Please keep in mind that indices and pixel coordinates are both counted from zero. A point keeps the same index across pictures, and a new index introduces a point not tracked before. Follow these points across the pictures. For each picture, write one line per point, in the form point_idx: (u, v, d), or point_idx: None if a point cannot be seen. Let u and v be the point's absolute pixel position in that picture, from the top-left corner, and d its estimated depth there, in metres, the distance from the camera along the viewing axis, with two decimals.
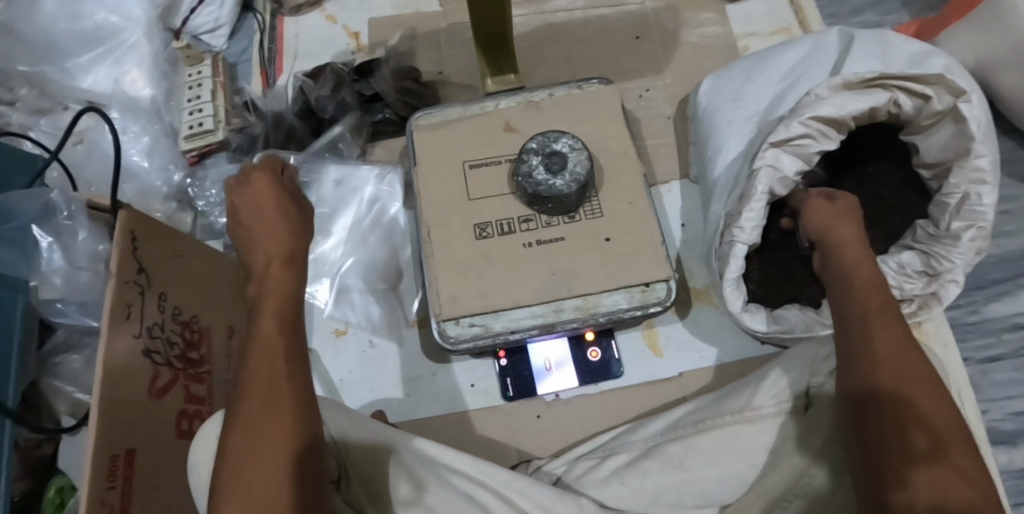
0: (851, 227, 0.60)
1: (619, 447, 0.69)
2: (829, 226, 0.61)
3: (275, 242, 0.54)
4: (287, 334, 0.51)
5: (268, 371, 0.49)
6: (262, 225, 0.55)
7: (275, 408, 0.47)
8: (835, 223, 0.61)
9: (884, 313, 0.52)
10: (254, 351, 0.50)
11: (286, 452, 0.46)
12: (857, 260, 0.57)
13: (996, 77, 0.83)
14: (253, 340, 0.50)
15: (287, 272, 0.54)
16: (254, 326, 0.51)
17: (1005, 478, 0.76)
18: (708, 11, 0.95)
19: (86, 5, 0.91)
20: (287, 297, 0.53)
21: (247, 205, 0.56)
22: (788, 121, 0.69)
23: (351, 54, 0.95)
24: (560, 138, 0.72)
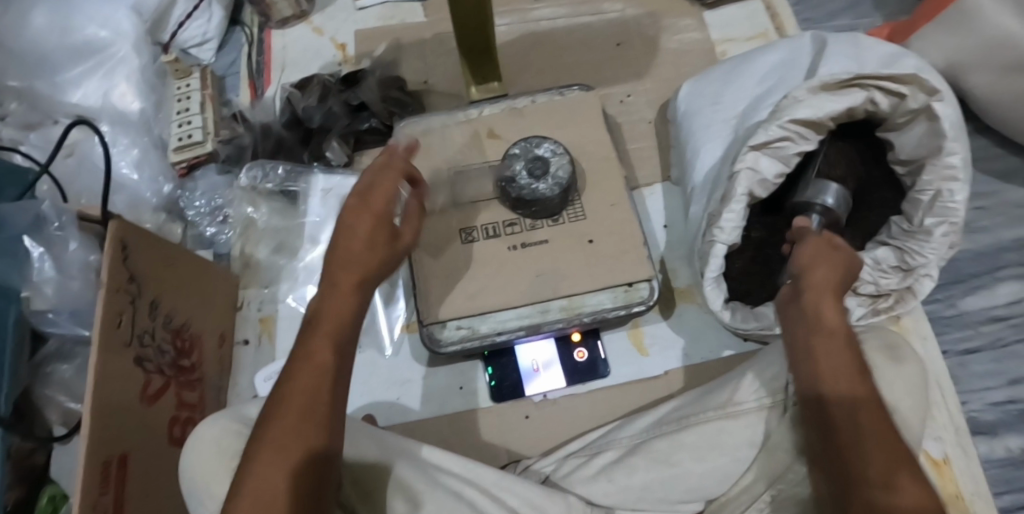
0: (834, 269, 0.53)
1: (606, 444, 0.70)
2: (811, 266, 0.53)
3: (360, 255, 0.52)
4: (338, 361, 0.50)
5: (310, 393, 0.48)
6: (359, 231, 0.52)
7: (308, 433, 0.47)
8: (823, 261, 0.53)
9: (851, 364, 0.50)
10: (301, 370, 0.49)
11: (309, 478, 0.46)
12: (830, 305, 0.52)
13: (966, 77, 0.86)
14: (303, 355, 0.49)
15: (358, 295, 0.52)
16: (307, 338, 0.50)
17: (986, 467, 0.77)
18: (687, 18, 0.97)
19: (75, 20, 0.92)
20: (347, 320, 0.51)
21: (354, 204, 0.54)
22: (767, 124, 0.71)
23: (337, 65, 0.96)
24: (542, 144, 0.74)
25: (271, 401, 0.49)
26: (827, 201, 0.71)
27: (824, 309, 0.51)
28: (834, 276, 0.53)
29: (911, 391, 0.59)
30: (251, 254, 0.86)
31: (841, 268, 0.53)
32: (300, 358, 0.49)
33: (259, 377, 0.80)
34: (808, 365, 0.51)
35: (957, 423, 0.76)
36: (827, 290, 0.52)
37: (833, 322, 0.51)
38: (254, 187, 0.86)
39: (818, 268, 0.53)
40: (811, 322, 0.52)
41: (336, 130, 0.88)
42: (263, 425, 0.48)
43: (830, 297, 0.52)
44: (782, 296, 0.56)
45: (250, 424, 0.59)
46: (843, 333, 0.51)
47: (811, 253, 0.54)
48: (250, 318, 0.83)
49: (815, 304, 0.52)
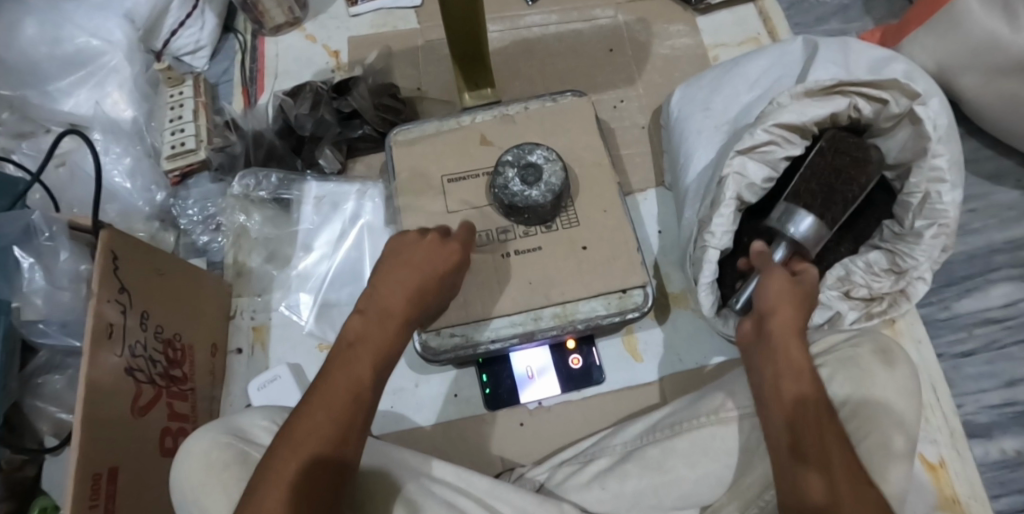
0: (797, 305, 0.57)
1: (599, 451, 0.69)
2: (776, 302, 0.57)
3: (418, 295, 0.57)
4: (376, 384, 0.53)
5: (345, 408, 0.51)
6: (427, 273, 0.58)
7: (331, 441, 0.50)
8: (784, 295, 0.57)
9: (808, 385, 0.54)
10: (336, 389, 0.51)
11: (329, 482, 0.49)
12: (791, 338, 0.56)
13: (956, 80, 0.86)
14: (340, 376, 0.52)
15: (403, 329, 0.56)
16: (348, 361, 0.53)
17: (982, 470, 0.77)
18: (679, 23, 0.97)
19: (66, 29, 0.92)
20: (390, 349, 0.54)
21: (427, 243, 0.60)
22: (753, 128, 0.72)
23: (330, 72, 0.96)
24: (535, 150, 0.74)
25: (299, 412, 0.51)
26: (795, 233, 0.70)
27: (788, 344, 0.55)
28: (796, 309, 0.57)
29: (901, 394, 0.59)
30: (244, 262, 0.85)
31: (803, 300, 0.58)
32: (338, 378, 0.52)
33: (253, 386, 0.77)
34: (774, 391, 0.54)
35: (951, 426, 0.76)
36: (789, 323, 0.56)
37: (794, 352, 0.55)
38: (247, 195, 0.86)
39: (781, 303, 0.57)
40: (779, 355, 0.55)
41: (328, 138, 0.88)
42: (288, 430, 0.50)
43: (794, 335, 0.56)
44: (743, 327, 0.59)
45: (239, 437, 0.58)
46: (806, 364, 0.54)
47: (775, 287, 0.58)
48: (242, 327, 0.83)
49: (782, 339, 0.56)
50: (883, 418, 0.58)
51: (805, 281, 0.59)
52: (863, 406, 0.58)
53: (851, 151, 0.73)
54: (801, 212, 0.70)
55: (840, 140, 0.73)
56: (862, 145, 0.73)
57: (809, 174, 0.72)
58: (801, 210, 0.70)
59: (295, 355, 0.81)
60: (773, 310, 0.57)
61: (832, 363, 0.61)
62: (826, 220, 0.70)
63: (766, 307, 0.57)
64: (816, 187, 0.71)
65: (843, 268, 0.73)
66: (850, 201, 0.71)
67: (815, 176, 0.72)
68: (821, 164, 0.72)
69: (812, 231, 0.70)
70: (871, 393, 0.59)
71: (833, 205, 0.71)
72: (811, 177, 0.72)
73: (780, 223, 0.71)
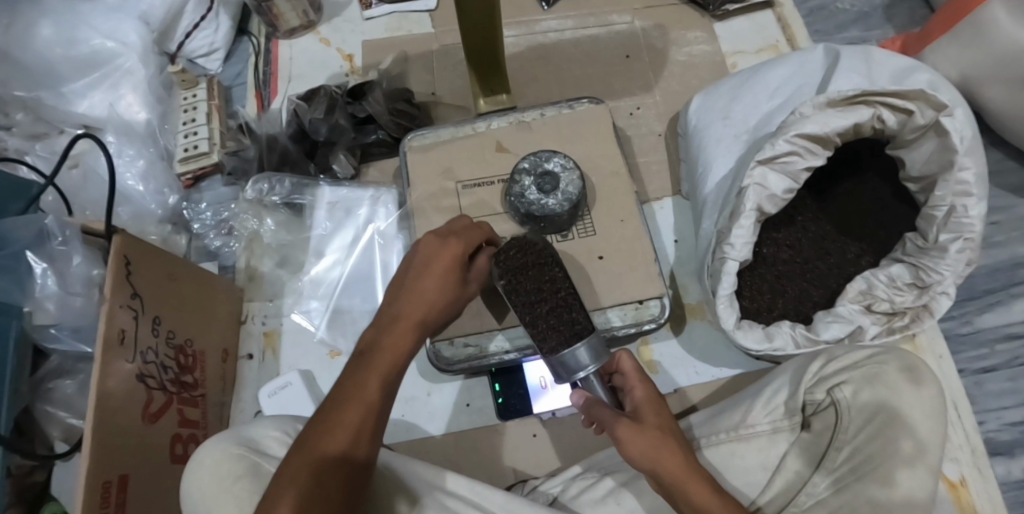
0: (659, 434, 0.51)
1: (615, 466, 0.68)
2: (648, 455, 0.50)
3: (426, 303, 0.56)
4: (386, 393, 0.51)
5: (358, 413, 0.49)
6: (438, 278, 0.57)
7: (345, 440, 0.49)
8: (655, 445, 0.50)
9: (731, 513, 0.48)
10: (350, 397, 0.50)
11: (341, 486, 0.47)
12: (674, 463, 0.49)
13: (980, 90, 0.84)
14: (352, 386, 0.51)
15: (413, 335, 0.55)
16: (364, 365, 0.52)
17: (1004, 489, 0.75)
18: (697, 30, 0.96)
19: (81, 31, 0.91)
20: (400, 358, 0.53)
21: (429, 253, 0.58)
22: (774, 139, 0.71)
23: (344, 76, 0.95)
24: (552, 158, 0.73)
25: (316, 416, 0.50)
26: (590, 369, 0.55)
27: (699, 485, 0.48)
28: (675, 444, 0.50)
29: (930, 414, 0.57)
30: (256, 267, 0.85)
31: (670, 430, 0.52)
32: (350, 387, 0.51)
33: (264, 393, 0.77)
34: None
35: (973, 444, 0.75)
36: (681, 467, 0.49)
37: (702, 489, 0.48)
38: (261, 200, 0.85)
39: (663, 452, 0.50)
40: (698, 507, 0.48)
41: (342, 143, 0.87)
42: (308, 437, 0.49)
43: (683, 472, 0.49)
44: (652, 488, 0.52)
45: (250, 448, 0.57)
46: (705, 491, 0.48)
47: (638, 441, 0.50)
48: (254, 332, 0.82)
49: (673, 481, 0.49)
50: (907, 436, 0.56)
51: (649, 414, 0.52)
52: (887, 425, 0.57)
53: (519, 259, 0.59)
54: (578, 350, 0.55)
55: (516, 273, 0.59)
56: (519, 244, 0.60)
57: (535, 321, 0.57)
58: (574, 348, 0.55)
59: (306, 361, 0.81)
60: (660, 463, 0.49)
61: (857, 380, 0.61)
62: (590, 330, 0.57)
63: (653, 466, 0.50)
64: (546, 320, 0.57)
65: (865, 281, 0.73)
66: (575, 296, 0.59)
67: (540, 318, 0.57)
68: (523, 282, 0.58)
69: (594, 354, 0.55)
70: (897, 411, 0.58)
71: (572, 320, 0.57)
72: (536, 318, 0.57)
73: (571, 379, 0.56)
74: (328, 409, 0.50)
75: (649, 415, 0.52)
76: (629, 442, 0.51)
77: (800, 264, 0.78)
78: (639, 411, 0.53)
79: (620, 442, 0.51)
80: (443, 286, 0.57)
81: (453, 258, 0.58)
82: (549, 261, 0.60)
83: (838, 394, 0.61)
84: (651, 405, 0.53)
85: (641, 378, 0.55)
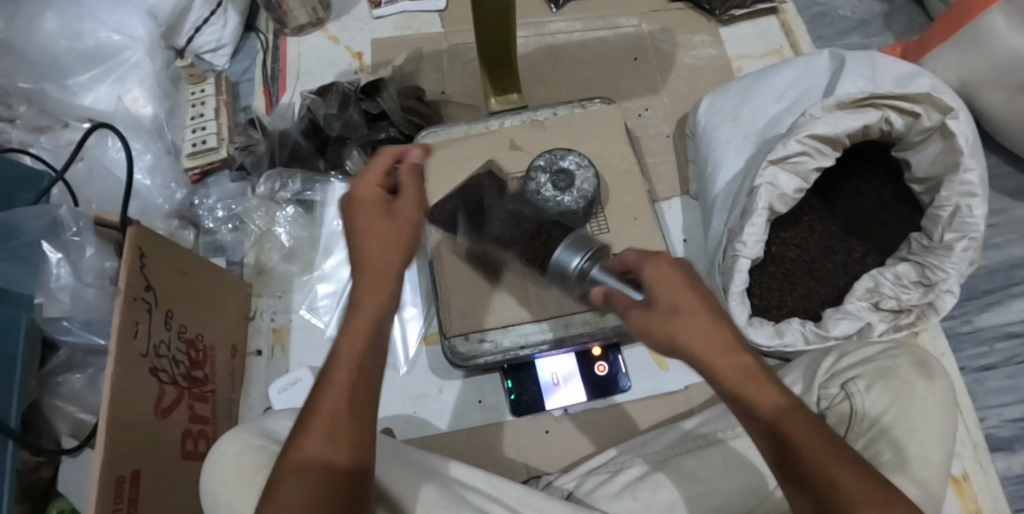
0: (669, 305, 0.45)
1: (629, 462, 0.69)
2: (657, 330, 0.45)
3: (385, 272, 0.49)
4: (360, 374, 0.46)
5: (332, 400, 0.45)
6: (368, 231, 0.50)
7: (324, 441, 0.44)
8: (665, 321, 0.45)
9: (769, 392, 0.42)
10: (322, 386, 0.45)
11: (337, 495, 0.43)
12: (683, 336, 0.44)
13: (978, 96, 0.87)
14: (324, 377, 0.46)
15: (378, 305, 0.48)
16: (333, 353, 0.46)
17: (1005, 484, 0.77)
18: (702, 34, 0.98)
19: (87, 24, 0.91)
20: (370, 336, 0.47)
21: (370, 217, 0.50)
22: (786, 139, 0.72)
23: (354, 74, 0.95)
24: (566, 156, 0.75)
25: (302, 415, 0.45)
26: (580, 260, 0.54)
27: (725, 367, 0.43)
28: (688, 316, 0.44)
29: (942, 407, 0.58)
30: (264, 261, 0.84)
31: (685, 306, 0.45)
32: (323, 376, 0.46)
33: (273, 389, 0.76)
34: (750, 426, 0.43)
35: (975, 440, 0.76)
36: (699, 350, 0.43)
37: (729, 370, 0.43)
38: (272, 195, 0.86)
39: (669, 327, 0.44)
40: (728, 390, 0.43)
41: (355, 138, 0.87)
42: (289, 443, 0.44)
43: (694, 345, 0.44)
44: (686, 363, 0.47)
45: (270, 439, 0.56)
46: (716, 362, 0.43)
47: (654, 330, 0.45)
48: (262, 328, 0.82)
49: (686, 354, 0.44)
50: (921, 430, 0.57)
51: (661, 294, 0.46)
52: (903, 417, 0.58)
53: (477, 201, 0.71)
54: (557, 253, 0.56)
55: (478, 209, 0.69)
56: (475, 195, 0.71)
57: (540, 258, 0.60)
58: (554, 253, 0.56)
59: (315, 358, 0.80)
60: (677, 350, 0.44)
61: (869, 374, 0.61)
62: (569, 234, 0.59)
63: (674, 351, 0.45)
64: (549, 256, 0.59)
65: (872, 280, 0.74)
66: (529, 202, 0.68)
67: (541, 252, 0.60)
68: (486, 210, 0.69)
69: (574, 244, 0.55)
70: (911, 403, 0.58)
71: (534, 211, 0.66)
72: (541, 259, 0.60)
73: (579, 285, 0.55)
74: (307, 405, 0.45)
75: (658, 296, 0.46)
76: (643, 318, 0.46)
77: (807, 262, 0.80)
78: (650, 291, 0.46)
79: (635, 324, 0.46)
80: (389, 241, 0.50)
81: (376, 209, 0.51)
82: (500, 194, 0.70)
83: (852, 388, 0.61)
84: (662, 280, 0.46)
85: (647, 256, 0.48)
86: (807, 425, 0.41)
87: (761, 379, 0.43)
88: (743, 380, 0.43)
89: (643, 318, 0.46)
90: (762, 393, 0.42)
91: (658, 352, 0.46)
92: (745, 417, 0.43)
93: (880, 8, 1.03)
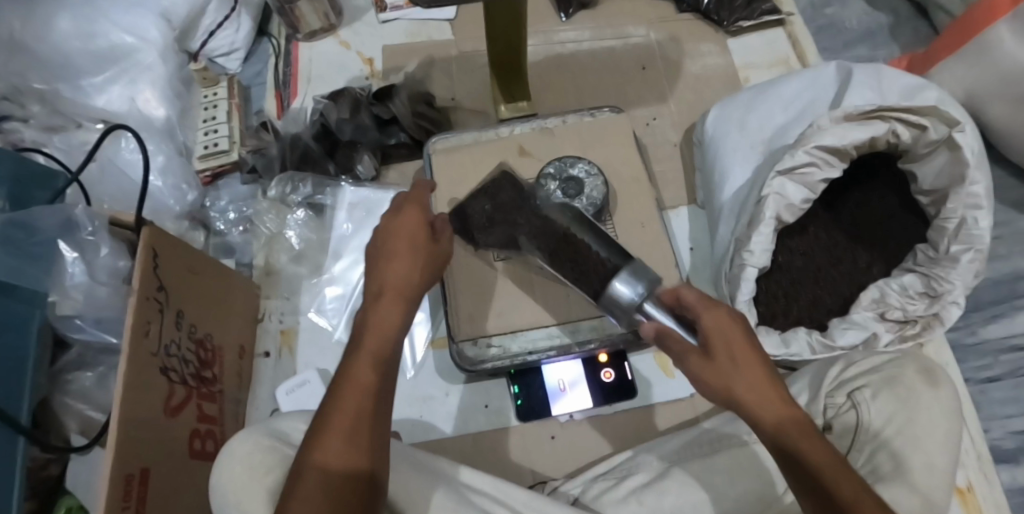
0: (727, 353, 0.49)
1: (635, 467, 0.69)
2: (713, 377, 0.49)
3: (405, 268, 0.53)
4: (382, 374, 0.48)
5: (356, 401, 0.46)
6: (405, 240, 0.54)
7: (346, 437, 0.45)
8: (722, 370, 0.49)
9: (813, 441, 0.46)
10: (344, 386, 0.47)
11: (354, 493, 0.44)
12: (739, 383, 0.48)
13: (984, 109, 0.88)
14: (346, 374, 0.48)
15: (399, 308, 0.51)
16: (356, 352, 0.49)
17: (1009, 495, 0.78)
18: (710, 44, 0.99)
19: (101, 25, 0.92)
20: (390, 342, 0.50)
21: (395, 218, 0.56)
22: (793, 150, 0.73)
23: (364, 79, 0.96)
24: (576, 164, 0.76)
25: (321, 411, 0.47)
26: (641, 294, 0.55)
27: (778, 414, 0.47)
28: (744, 366, 0.48)
29: (946, 415, 0.58)
30: (274, 262, 0.85)
31: (743, 356, 0.49)
32: (344, 376, 0.48)
33: (281, 390, 0.76)
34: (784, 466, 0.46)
35: (979, 451, 0.76)
36: (755, 399, 0.47)
37: (778, 418, 0.47)
38: (282, 198, 0.87)
39: (725, 375, 0.48)
40: (773, 435, 0.47)
41: (365, 143, 0.88)
42: (308, 445, 0.45)
43: (748, 392, 0.48)
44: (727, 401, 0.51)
45: (280, 440, 0.57)
46: (764, 408, 0.47)
47: (709, 375, 0.49)
48: (270, 330, 0.82)
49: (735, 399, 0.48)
50: (925, 438, 0.57)
51: (719, 344, 0.49)
52: (907, 425, 0.58)
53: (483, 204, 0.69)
54: (616, 283, 0.56)
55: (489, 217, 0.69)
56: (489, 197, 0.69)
57: (579, 277, 0.61)
58: (611, 283, 0.57)
59: (323, 360, 0.80)
60: (730, 396, 0.48)
61: (876, 383, 0.62)
62: (628, 263, 0.58)
63: (726, 395, 0.49)
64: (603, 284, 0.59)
65: (878, 291, 0.75)
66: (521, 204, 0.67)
67: (583, 276, 0.61)
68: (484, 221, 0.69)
69: (630, 278, 0.56)
70: (915, 412, 0.58)
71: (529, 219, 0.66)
72: (586, 282, 0.61)
73: (629, 315, 0.57)
74: (328, 401, 0.47)
75: (717, 344, 0.49)
76: (699, 365, 0.50)
77: (813, 271, 0.80)
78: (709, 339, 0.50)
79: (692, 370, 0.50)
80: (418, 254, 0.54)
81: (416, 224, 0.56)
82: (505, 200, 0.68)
83: (859, 397, 0.62)
84: (721, 330, 0.50)
85: (705, 301, 0.51)
86: (840, 469, 0.45)
87: (806, 430, 0.46)
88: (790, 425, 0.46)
89: (700, 364, 0.50)
90: (805, 438, 0.45)
91: (707, 395, 0.50)
92: (783, 459, 0.46)
93: (887, 20, 1.04)
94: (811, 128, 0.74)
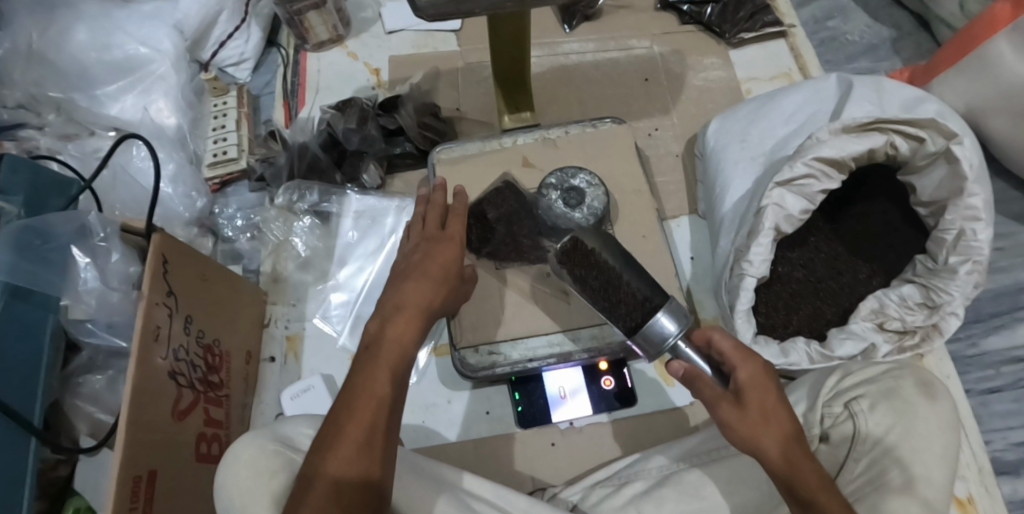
0: (759, 407, 0.53)
1: (634, 475, 0.70)
2: (741, 425, 0.53)
3: (430, 290, 0.60)
4: (396, 387, 0.52)
5: (372, 409, 0.50)
6: (435, 265, 0.62)
7: (358, 441, 0.48)
8: (751, 421, 0.53)
9: (828, 491, 0.50)
10: (360, 394, 0.51)
11: (362, 499, 0.47)
12: (765, 435, 0.52)
13: (985, 122, 0.88)
14: (361, 382, 0.51)
15: (417, 322, 0.57)
16: (371, 361, 0.53)
17: (1011, 508, 0.77)
18: (713, 56, 1.00)
19: (116, 37, 0.94)
20: (404, 354, 0.54)
21: (429, 247, 0.64)
22: (793, 161, 0.74)
23: (371, 89, 0.98)
24: (577, 175, 0.77)
25: (334, 416, 0.50)
26: (677, 333, 0.56)
27: (800, 465, 0.51)
28: (773, 419, 0.52)
29: (946, 427, 0.59)
30: (281, 269, 0.86)
31: (773, 409, 0.53)
32: (359, 385, 0.51)
33: (286, 395, 0.77)
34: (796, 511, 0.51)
35: (980, 463, 0.76)
36: (780, 451, 0.51)
37: (798, 468, 0.51)
38: (290, 206, 0.88)
39: (755, 426, 0.52)
40: (790, 481, 0.51)
41: (372, 153, 0.90)
42: (318, 453, 0.48)
43: (774, 442, 0.52)
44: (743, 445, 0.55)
45: (285, 444, 0.58)
46: (784, 458, 0.51)
47: (739, 424, 0.53)
48: (277, 335, 0.84)
49: (757, 446, 0.52)
50: (924, 450, 0.57)
51: (752, 395, 0.53)
52: (905, 436, 0.58)
53: (499, 206, 0.77)
54: (656, 318, 0.56)
55: (507, 218, 0.77)
56: (502, 204, 0.77)
57: (609, 306, 0.60)
58: (653, 317, 0.56)
59: (328, 366, 0.81)
60: (757, 445, 0.52)
61: (873, 394, 0.62)
62: (665, 301, 0.58)
63: (751, 444, 0.53)
64: (637, 317, 0.58)
65: (877, 301, 0.75)
66: (534, 214, 0.77)
67: (612, 306, 0.60)
68: (494, 220, 0.77)
69: (672, 319, 0.56)
70: (914, 424, 0.59)
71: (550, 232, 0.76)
72: (611, 309, 0.60)
73: (660, 352, 0.57)
74: (342, 408, 0.50)
75: (751, 395, 0.53)
76: (729, 413, 0.54)
77: (813, 282, 0.81)
78: (742, 390, 0.54)
79: (719, 416, 0.54)
80: (438, 281, 0.61)
81: (451, 258, 0.63)
82: (523, 206, 0.77)
83: (856, 408, 0.62)
84: (755, 382, 0.54)
85: (742, 353, 0.55)
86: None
87: (824, 481, 0.50)
88: (810, 473, 0.50)
89: (730, 413, 0.54)
90: (821, 487, 0.50)
91: (732, 441, 0.54)
92: (797, 505, 0.50)
93: (889, 33, 1.04)
94: (810, 140, 0.74)
